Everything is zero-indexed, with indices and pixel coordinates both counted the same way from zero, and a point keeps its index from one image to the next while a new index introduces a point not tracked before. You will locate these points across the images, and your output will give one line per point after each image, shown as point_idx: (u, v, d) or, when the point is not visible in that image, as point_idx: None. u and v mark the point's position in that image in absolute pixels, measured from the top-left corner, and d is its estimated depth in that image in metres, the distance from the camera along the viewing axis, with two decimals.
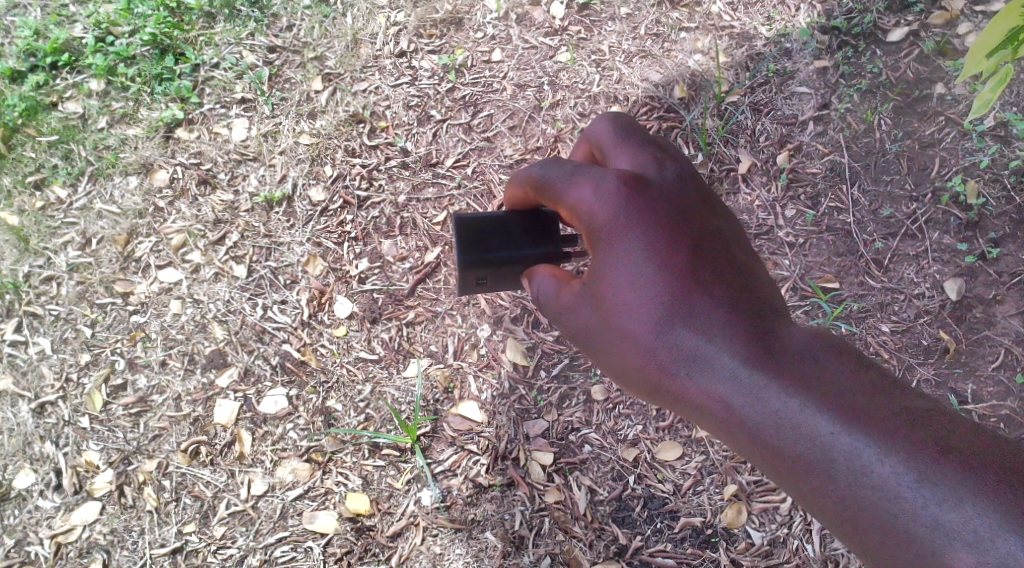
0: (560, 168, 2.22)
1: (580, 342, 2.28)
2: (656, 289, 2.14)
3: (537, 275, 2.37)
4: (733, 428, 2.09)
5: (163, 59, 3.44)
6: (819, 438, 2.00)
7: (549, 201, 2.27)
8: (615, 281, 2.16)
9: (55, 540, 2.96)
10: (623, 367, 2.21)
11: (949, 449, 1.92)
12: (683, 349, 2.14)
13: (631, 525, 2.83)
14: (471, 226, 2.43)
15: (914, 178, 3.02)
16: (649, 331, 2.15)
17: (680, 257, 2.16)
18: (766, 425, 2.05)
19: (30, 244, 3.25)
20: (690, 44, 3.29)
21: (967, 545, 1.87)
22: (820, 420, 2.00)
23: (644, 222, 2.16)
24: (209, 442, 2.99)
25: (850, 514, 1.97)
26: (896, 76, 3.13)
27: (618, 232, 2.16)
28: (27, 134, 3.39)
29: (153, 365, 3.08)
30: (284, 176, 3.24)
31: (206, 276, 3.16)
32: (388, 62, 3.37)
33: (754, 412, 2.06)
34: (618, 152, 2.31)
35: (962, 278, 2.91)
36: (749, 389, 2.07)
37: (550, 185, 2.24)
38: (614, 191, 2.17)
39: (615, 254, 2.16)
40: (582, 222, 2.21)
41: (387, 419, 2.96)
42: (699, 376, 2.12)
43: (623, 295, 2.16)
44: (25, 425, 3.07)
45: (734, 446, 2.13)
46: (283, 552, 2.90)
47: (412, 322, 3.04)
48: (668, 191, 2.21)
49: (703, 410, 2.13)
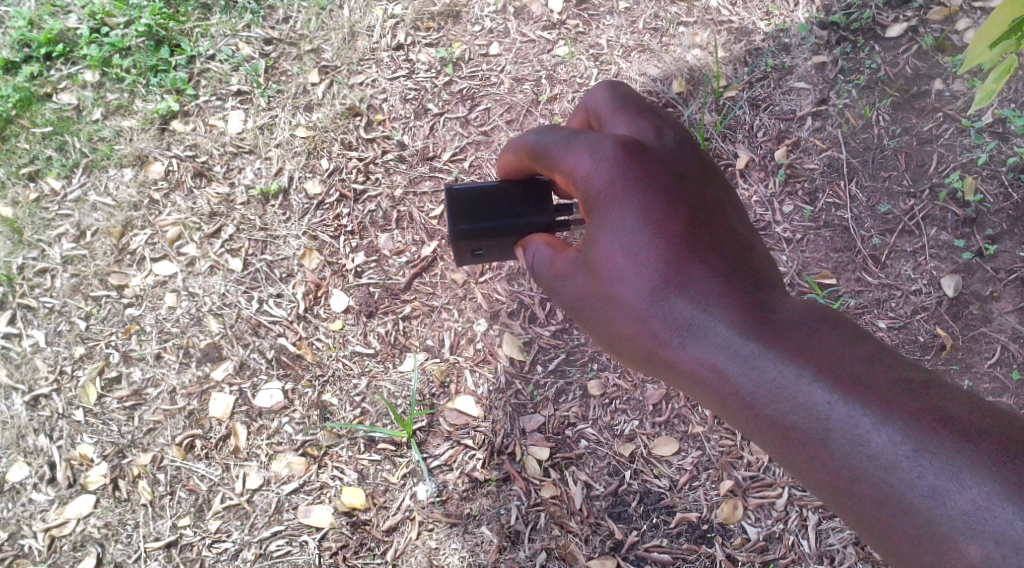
0: (557, 135, 2.24)
1: (574, 313, 2.29)
2: (652, 260, 2.16)
3: (532, 244, 2.34)
4: (728, 398, 2.11)
5: (159, 50, 3.42)
6: (814, 407, 2.01)
7: (546, 168, 2.28)
8: (612, 250, 2.18)
9: (48, 533, 2.95)
10: (619, 338, 2.23)
11: (946, 419, 1.93)
12: (679, 320, 2.15)
13: (627, 520, 2.82)
14: (465, 196, 2.41)
15: (912, 174, 3.02)
16: (646, 301, 2.17)
17: (677, 227, 2.17)
18: (761, 394, 2.07)
19: (23, 236, 3.23)
20: (689, 39, 3.27)
21: (964, 514, 1.89)
22: (815, 389, 2.02)
23: (641, 191, 2.17)
24: (205, 436, 2.98)
25: (845, 485, 1.99)
26: (895, 72, 3.13)
27: (615, 199, 2.18)
28: (21, 125, 3.37)
29: (148, 358, 3.07)
30: (281, 168, 3.23)
31: (202, 269, 3.14)
32: (385, 55, 3.36)
33: (749, 382, 2.08)
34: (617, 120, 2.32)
35: (960, 274, 2.91)
36: (744, 359, 2.09)
37: (547, 152, 2.25)
38: (612, 158, 2.19)
39: (612, 222, 2.18)
40: (579, 188, 2.22)
41: (383, 413, 2.95)
42: (695, 346, 2.14)
43: (620, 265, 2.17)
44: (18, 418, 3.05)
45: (729, 417, 2.14)
46: (278, 546, 2.89)
47: (409, 316, 3.03)
48: (666, 160, 2.23)
49: (698, 381, 2.15)
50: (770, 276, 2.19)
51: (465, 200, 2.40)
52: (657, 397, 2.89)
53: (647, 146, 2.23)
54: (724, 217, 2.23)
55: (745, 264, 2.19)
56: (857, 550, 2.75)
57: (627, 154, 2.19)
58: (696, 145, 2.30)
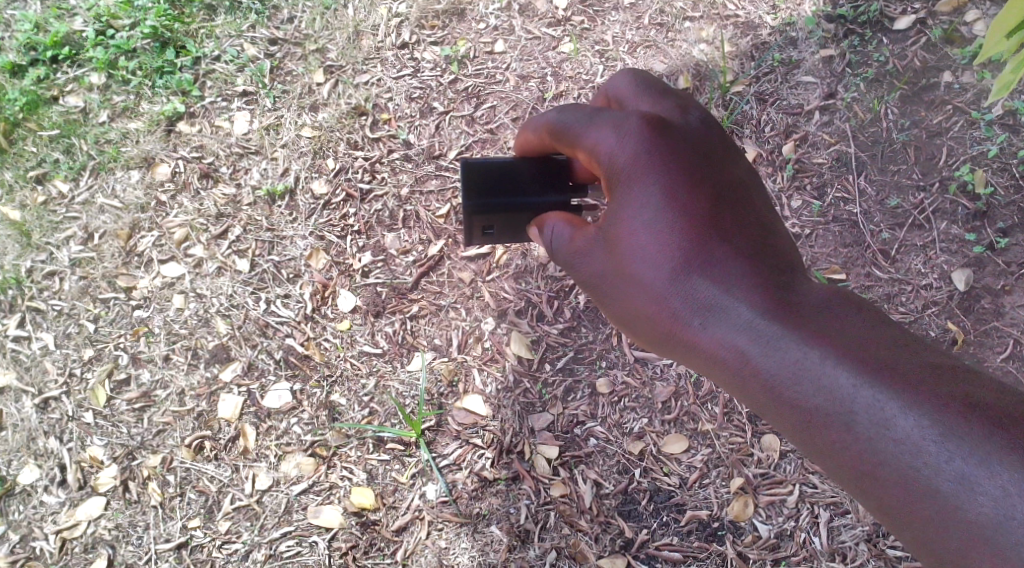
0: (581, 113, 2.25)
1: (591, 292, 2.31)
2: (675, 242, 2.18)
3: (548, 222, 2.35)
4: (750, 379, 2.13)
5: (164, 52, 3.42)
6: (839, 389, 2.03)
7: (568, 147, 2.30)
8: (633, 230, 2.19)
9: (60, 535, 2.95)
10: (638, 320, 2.25)
11: (975, 405, 1.95)
12: (700, 301, 2.17)
13: (637, 519, 2.81)
14: (480, 173, 2.38)
15: (921, 168, 3.00)
16: (667, 281, 2.18)
17: (700, 210, 2.19)
18: (784, 375, 2.09)
19: (32, 238, 3.23)
20: (695, 34, 3.26)
21: (992, 499, 1.90)
22: (838, 371, 2.03)
23: (664, 173, 2.19)
24: (214, 437, 2.99)
25: (869, 467, 2.00)
26: (903, 64, 3.11)
27: (639, 176, 2.19)
28: (28, 128, 3.37)
29: (157, 360, 3.07)
30: (287, 169, 3.22)
31: (209, 271, 3.14)
32: (390, 54, 3.35)
33: (772, 363, 2.10)
34: (640, 100, 2.36)
35: (971, 268, 2.89)
36: (767, 340, 2.11)
37: (570, 130, 2.27)
38: (635, 136, 2.20)
39: (635, 200, 2.19)
40: (602, 165, 2.22)
41: (391, 413, 2.95)
42: (716, 327, 2.16)
43: (640, 245, 2.19)
44: (28, 420, 3.06)
45: (749, 399, 2.16)
46: (288, 547, 2.89)
47: (416, 316, 3.03)
48: (690, 139, 2.24)
49: (719, 363, 2.17)
50: (794, 261, 2.21)
51: (481, 176, 2.38)
52: (666, 394, 2.88)
53: (671, 125, 2.24)
54: (748, 202, 2.25)
55: (769, 248, 2.20)
56: (869, 547, 2.73)
57: (652, 132, 2.21)
58: (719, 126, 2.32)
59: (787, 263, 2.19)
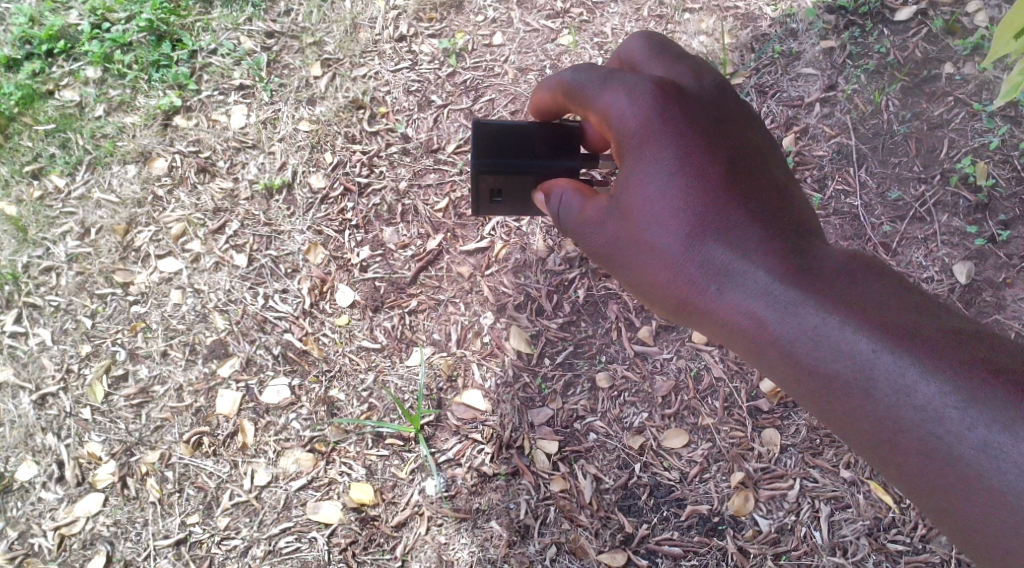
0: (594, 74, 2.25)
1: (604, 261, 2.30)
2: (690, 209, 2.17)
3: (556, 189, 2.31)
4: (767, 345, 2.12)
5: (160, 45, 3.40)
6: (859, 355, 2.02)
7: (580, 110, 2.30)
8: (648, 197, 2.19)
9: (58, 531, 2.94)
10: (653, 288, 2.24)
11: (997, 369, 1.94)
12: (716, 267, 2.16)
13: (637, 514, 2.80)
14: (491, 137, 2.36)
15: (922, 160, 2.98)
16: (682, 247, 2.18)
17: (716, 175, 2.19)
18: (803, 341, 2.08)
19: (28, 234, 3.21)
20: (694, 25, 3.24)
21: (1015, 465, 1.89)
22: (857, 335, 2.02)
23: (679, 135, 2.19)
24: (212, 432, 2.97)
25: (888, 435, 2.00)
26: (904, 56, 3.09)
27: (652, 140, 2.19)
28: (24, 123, 3.36)
29: (155, 356, 3.05)
30: (284, 163, 3.21)
31: (206, 266, 3.13)
32: (388, 47, 3.33)
33: (789, 329, 2.09)
34: (654, 64, 2.36)
35: (972, 261, 2.87)
36: (785, 305, 2.10)
37: (582, 92, 2.27)
38: (648, 100, 2.21)
39: (649, 165, 2.19)
40: (614, 127, 2.23)
41: (390, 408, 2.94)
42: (732, 293, 2.15)
43: (654, 211, 2.18)
44: (26, 416, 3.05)
45: (766, 366, 2.16)
46: (287, 542, 2.88)
47: (415, 310, 3.02)
48: (705, 105, 2.25)
49: (736, 329, 2.16)
50: (810, 227, 2.20)
51: (492, 140, 2.36)
52: (666, 388, 2.87)
53: (685, 90, 2.25)
54: (761, 166, 2.24)
55: (785, 214, 2.20)
56: (870, 541, 2.72)
57: (665, 96, 2.21)
58: (733, 92, 2.32)
59: (804, 229, 2.19)
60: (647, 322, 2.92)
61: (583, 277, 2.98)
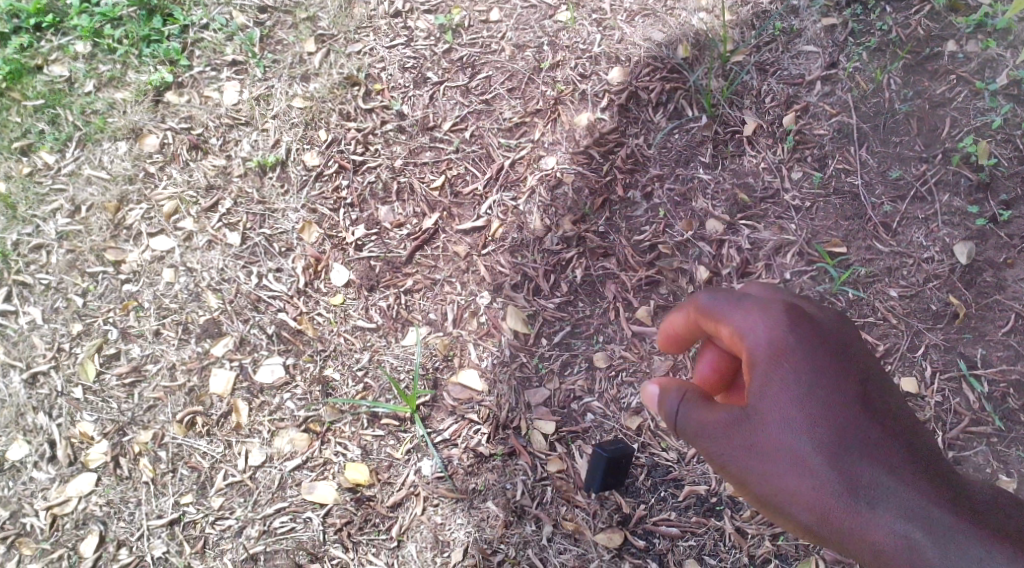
0: (729, 296, 2.18)
1: (710, 455, 2.16)
2: (807, 404, 2.11)
3: (703, 374, 2.31)
4: (862, 521, 2.05)
5: (151, 20, 3.36)
6: (953, 559, 1.99)
7: (711, 326, 2.21)
8: (771, 414, 2.11)
9: (50, 511, 2.88)
10: (757, 463, 2.12)
11: None
12: (825, 465, 2.09)
13: (635, 494, 2.78)
14: None
15: (924, 139, 2.95)
16: (803, 456, 2.10)
17: (841, 390, 2.13)
18: (905, 547, 2.03)
19: (17, 211, 3.16)
20: (693, 3, 3.21)
21: None
22: (968, 540, 2.00)
23: (808, 362, 2.13)
24: (206, 412, 2.93)
25: None
26: (907, 33, 3.05)
27: (783, 362, 2.12)
28: (12, 98, 3.30)
29: (147, 335, 3.01)
30: (278, 140, 3.18)
31: (199, 244, 3.09)
32: (383, 22, 3.31)
33: (889, 521, 2.04)
34: (777, 291, 2.27)
35: (973, 241, 2.85)
36: (900, 511, 2.04)
37: (717, 311, 2.19)
38: (781, 321, 2.15)
39: (778, 387, 2.11)
40: (746, 348, 2.15)
41: (386, 388, 2.91)
42: (837, 475, 2.08)
43: (770, 419, 2.11)
44: (17, 395, 2.99)
45: (855, 548, 2.07)
46: (282, 522, 2.83)
47: (411, 290, 3.00)
48: (830, 330, 2.18)
49: (829, 505, 2.08)
50: (913, 419, 2.17)
51: None
52: (664, 368, 2.85)
53: (812, 315, 2.19)
54: (871, 358, 2.21)
55: (889, 406, 2.15)
56: None
57: (796, 320, 2.16)
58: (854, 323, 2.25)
59: (911, 425, 2.14)
60: (644, 302, 2.91)
61: (581, 256, 2.97)
